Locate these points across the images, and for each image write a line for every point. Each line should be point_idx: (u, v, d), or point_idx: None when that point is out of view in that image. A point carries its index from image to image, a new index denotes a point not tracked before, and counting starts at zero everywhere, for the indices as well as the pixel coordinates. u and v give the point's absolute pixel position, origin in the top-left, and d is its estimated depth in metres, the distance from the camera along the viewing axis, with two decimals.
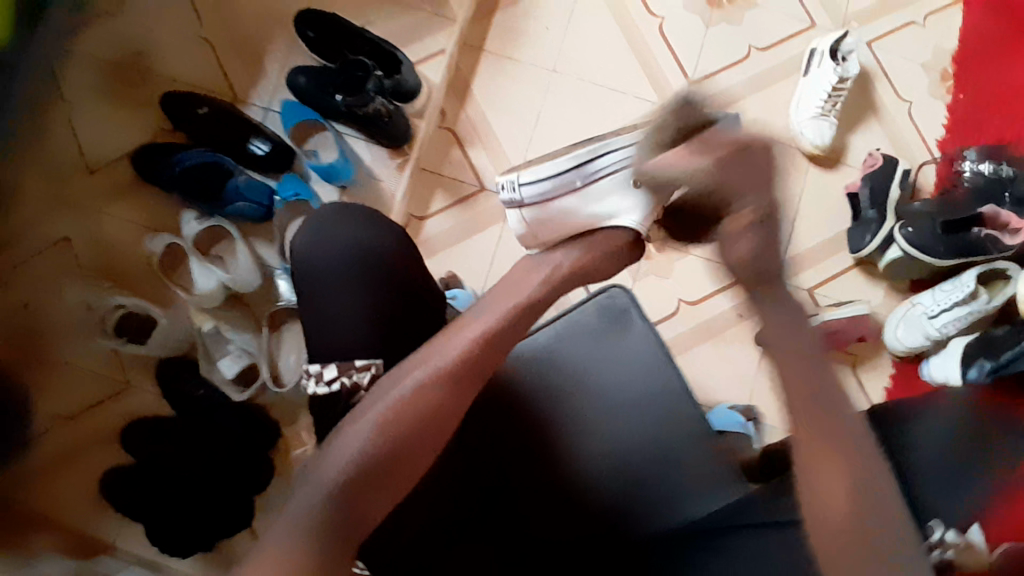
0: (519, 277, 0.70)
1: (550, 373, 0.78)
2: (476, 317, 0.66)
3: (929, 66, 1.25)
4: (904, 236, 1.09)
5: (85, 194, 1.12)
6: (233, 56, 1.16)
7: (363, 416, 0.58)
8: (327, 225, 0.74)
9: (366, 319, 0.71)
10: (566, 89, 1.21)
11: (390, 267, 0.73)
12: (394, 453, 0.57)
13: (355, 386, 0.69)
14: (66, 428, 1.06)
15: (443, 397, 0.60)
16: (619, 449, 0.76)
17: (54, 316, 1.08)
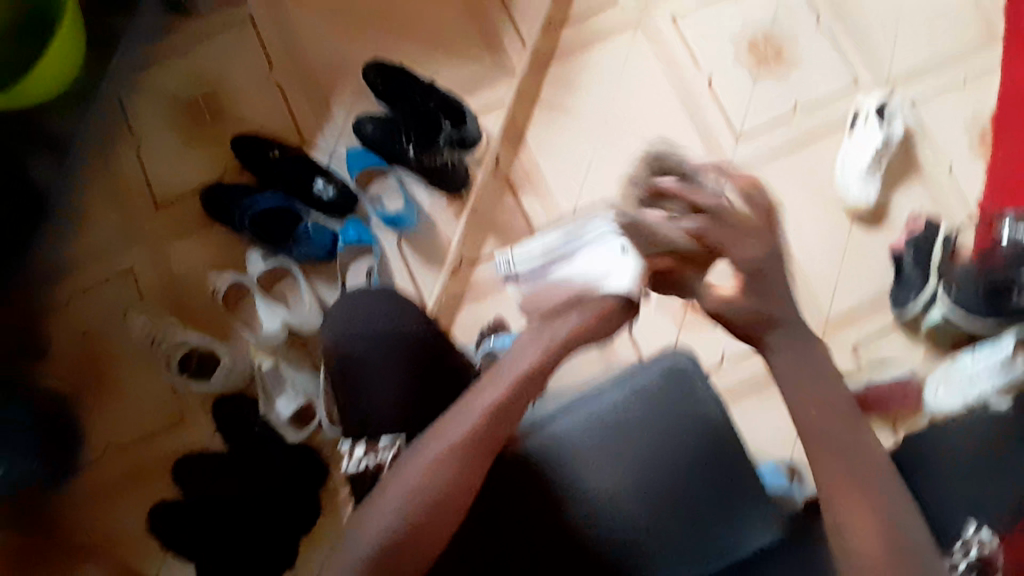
0: (523, 344, 0.69)
1: (599, 432, 0.77)
2: (485, 386, 0.67)
3: (970, 127, 1.28)
4: (949, 298, 1.12)
5: (150, 228, 1.16)
6: (301, 99, 1.21)
7: (387, 491, 0.62)
8: (352, 305, 0.83)
9: (398, 385, 0.79)
10: (616, 140, 1.25)
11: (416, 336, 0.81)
12: (416, 528, 0.61)
13: (381, 464, 0.75)
14: (122, 457, 1.09)
15: (457, 473, 0.63)
16: (646, 516, 0.75)
17: (117, 345, 1.12)
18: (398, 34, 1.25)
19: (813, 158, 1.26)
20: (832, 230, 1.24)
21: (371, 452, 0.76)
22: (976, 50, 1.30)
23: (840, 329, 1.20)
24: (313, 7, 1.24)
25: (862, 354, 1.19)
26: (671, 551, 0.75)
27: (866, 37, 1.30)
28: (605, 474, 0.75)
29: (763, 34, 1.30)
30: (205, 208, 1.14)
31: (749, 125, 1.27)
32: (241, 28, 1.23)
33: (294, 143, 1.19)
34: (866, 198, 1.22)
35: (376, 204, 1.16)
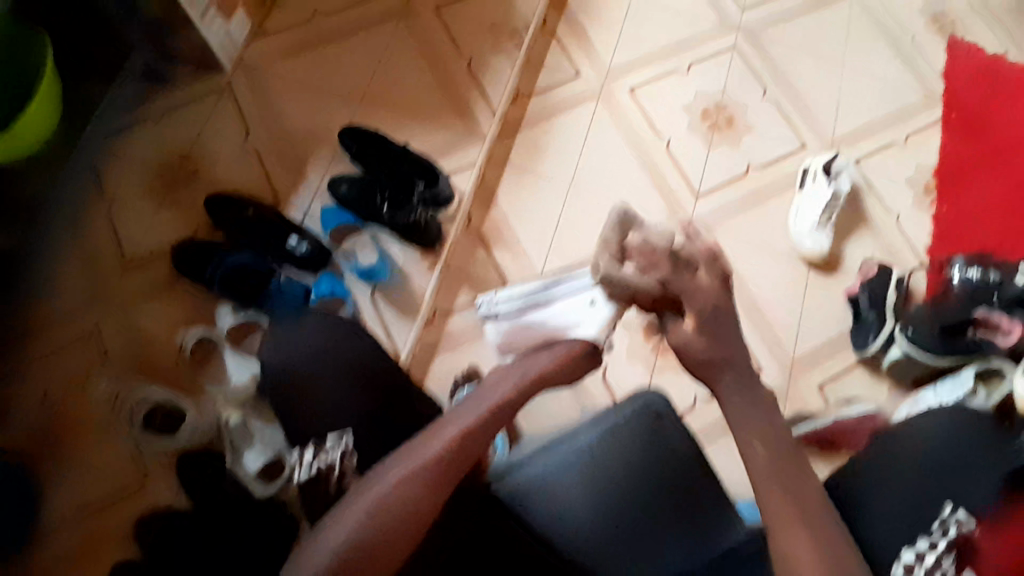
0: (496, 381, 0.70)
1: (572, 471, 0.77)
2: (460, 413, 0.66)
3: (912, 181, 1.38)
4: (905, 337, 1.16)
5: (120, 288, 1.15)
6: (278, 163, 1.25)
7: (349, 508, 0.58)
8: (281, 331, 0.83)
9: (350, 394, 0.78)
10: (584, 198, 1.32)
11: (351, 343, 0.81)
12: (375, 545, 0.56)
13: (330, 465, 0.76)
14: (75, 527, 1.02)
15: (422, 494, 0.59)
16: (615, 553, 0.74)
17: (76, 406, 1.08)
18: (375, 103, 1.32)
19: (767, 211, 1.34)
20: (790, 277, 1.30)
21: (318, 457, 0.76)
22: (907, 114, 1.43)
23: (806, 372, 1.23)
24: (293, 80, 1.32)
25: (830, 395, 1.22)
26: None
27: (806, 103, 1.43)
28: (580, 505, 0.76)
29: (714, 102, 1.42)
30: (176, 268, 1.15)
31: (706, 182, 1.35)
32: (223, 99, 1.29)
33: (270, 202, 1.22)
34: (820, 248, 1.28)
35: (349, 258, 1.18)
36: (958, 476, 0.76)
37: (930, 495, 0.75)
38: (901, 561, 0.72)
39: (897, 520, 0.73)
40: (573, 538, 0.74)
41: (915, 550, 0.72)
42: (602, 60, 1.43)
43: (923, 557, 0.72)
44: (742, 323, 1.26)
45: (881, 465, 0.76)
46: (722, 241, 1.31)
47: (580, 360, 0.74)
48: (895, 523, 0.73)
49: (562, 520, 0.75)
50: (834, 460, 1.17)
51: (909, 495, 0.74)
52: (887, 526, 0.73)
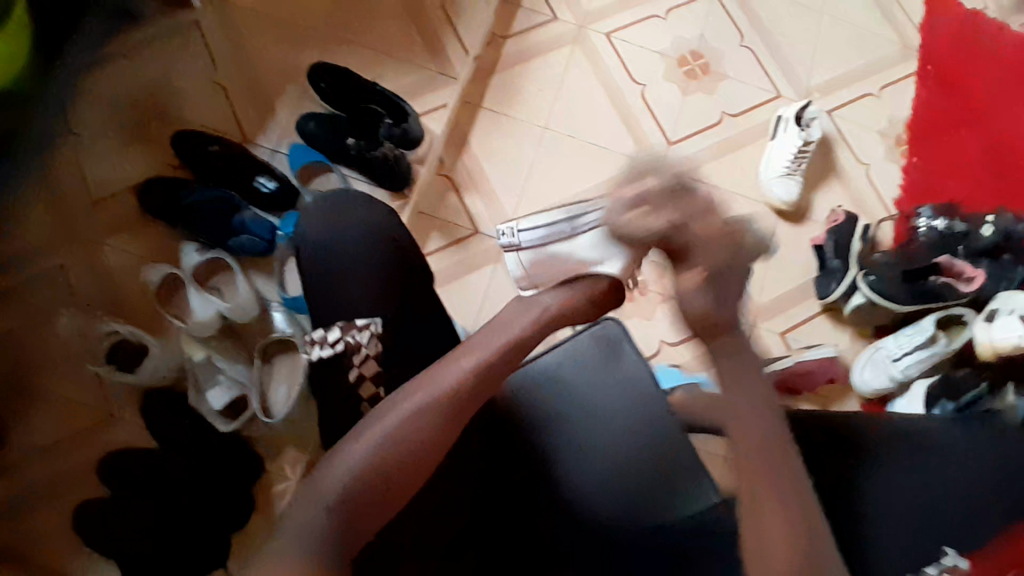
0: (514, 307, 0.63)
1: (531, 400, 0.74)
2: (475, 343, 0.60)
3: (884, 133, 1.39)
4: (868, 284, 1.17)
5: (86, 225, 1.13)
6: (245, 100, 1.22)
7: (353, 444, 0.54)
8: (338, 210, 0.77)
9: (379, 281, 0.73)
10: (558, 143, 1.31)
11: (404, 236, 0.76)
12: (386, 478, 0.53)
13: (357, 346, 0.70)
14: (47, 460, 1.02)
15: (434, 433, 0.56)
16: (581, 480, 0.72)
17: (43, 343, 1.07)
18: (344, 41, 1.29)
19: (740, 161, 1.34)
20: (760, 226, 1.31)
21: (344, 335, 0.70)
22: (886, 66, 1.43)
23: (771, 318, 1.25)
24: (259, 15, 1.28)
25: (792, 341, 1.24)
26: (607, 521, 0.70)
27: (783, 53, 1.42)
28: (559, 432, 0.73)
29: (691, 49, 1.40)
30: (141, 204, 1.13)
31: (680, 130, 1.35)
32: (187, 32, 1.25)
33: (236, 140, 1.20)
34: (789, 197, 1.29)
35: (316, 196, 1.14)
36: (978, 526, 0.70)
37: (937, 534, 0.69)
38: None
39: (895, 561, 0.68)
40: (545, 464, 0.72)
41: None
42: (578, 3, 1.40)
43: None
44: None
45: (898, 490, 0.70)
46: None
47: (598, 298, 0.66)
48: (895, 556, 0.68)
49: (538, 444, 0.72)
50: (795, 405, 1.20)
51: (919, 537, 0.69)
52: (889, 556, 0.68)
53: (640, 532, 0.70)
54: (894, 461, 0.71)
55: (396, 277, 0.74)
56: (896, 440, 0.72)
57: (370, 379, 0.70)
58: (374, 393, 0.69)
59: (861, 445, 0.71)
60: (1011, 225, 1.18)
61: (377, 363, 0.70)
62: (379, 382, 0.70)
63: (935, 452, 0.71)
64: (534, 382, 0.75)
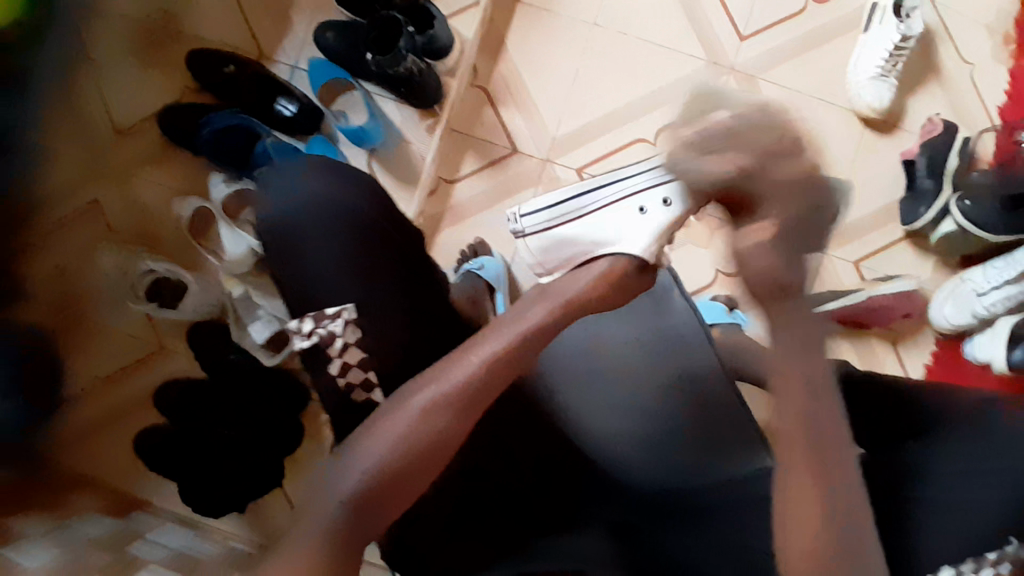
0: (531, 301, 0.60)
1: (571, 353, 0.73)
2: (491, 334, 0.57)
3: (992, 28, 1.15)
4: (960, 209, 1.03)
5: (112, 155, 1.10)
6: (261, 10, 1.11)
7: (368, 437, 0.52)
8: (298, 173, 0.70)
9: (343, 253, 0.67)
10: (606, 46, 1.14)
11: (366, 206, 0.69)
12: (398, 474, 0.51)
13: (332, 336, 0.65)
14: (108, 389, 1.07)
15: (445, 426, 0.53)
16: (616, 434, 0.70)
17: (88, 277, 1.08)
18: None
19: (821, 62, 1.14)
20: (841, 139, 1.14)
21: (318, 326, 0.65)
22: None
23: (844, 246, 1.12)
24: None
25: (866, 271, 1.12)
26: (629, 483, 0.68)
27: None
28: (594, 386, 0.72)
29: None
30: (166, 136, 1.08)
31: (752, 24, 1.15)
32: None
33: (253, 57, 1.10)
34: (880, 102, 1.11)
35: (340, 118, 1.08)
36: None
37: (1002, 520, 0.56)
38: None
39: (938, 543, 0.57)
40: (580, 417, 0.70)
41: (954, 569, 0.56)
42: None
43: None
44: None
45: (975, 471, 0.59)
46: (765, 94, 1.14)
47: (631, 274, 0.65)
48: (954, 536, 0.57)
49: (574, 397, 0.71)
50: (858, 337, 1.11)
51: (972, 518, 0.57)
52: (947, 537, 0.57)
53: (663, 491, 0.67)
54: (976, 443, 0.60)
55: (380, 242, 0.68)
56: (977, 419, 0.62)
57: (357, 367, 0.64)
58: (365, 379, 0.64)
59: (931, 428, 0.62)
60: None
61: (360, 349, 0.64)
62: (368, 367, 0.65)
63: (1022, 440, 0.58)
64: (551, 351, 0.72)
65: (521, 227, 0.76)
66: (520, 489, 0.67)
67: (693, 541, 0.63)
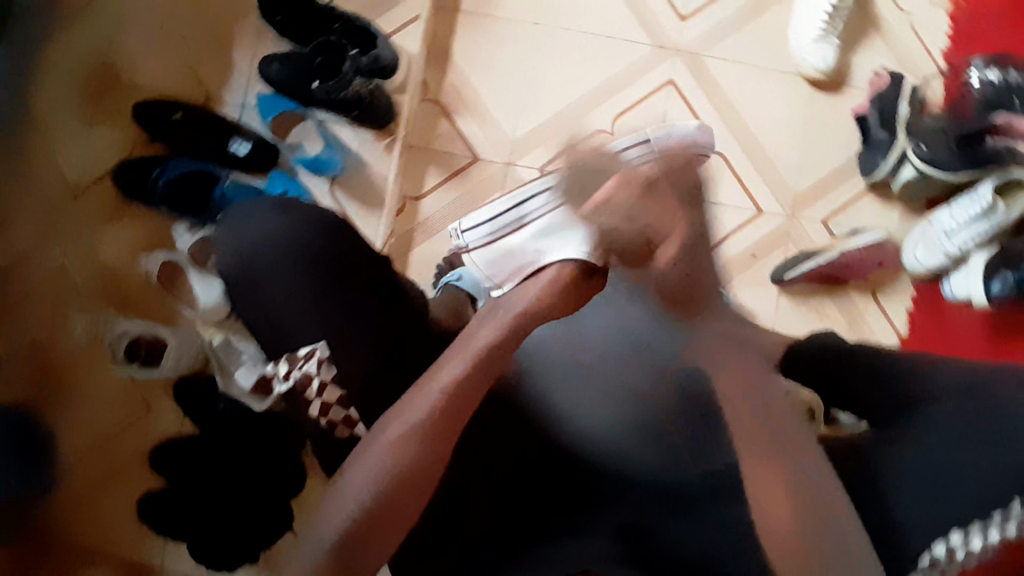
0: (477, 326, 0.63)
1: (551, 353, 0.73)
2: (450, 358, 0.60)
3: None
4: (916, 153, 1.05)
5: (71, 220, 1.08)
6: (201, 54, 1.10)
7: (352, 474, 0.55)
8: (240, 222, 0.69)
9: (299, 290, 0.66)
10: (552, 43, 1.15)
11: (320, 242, 0.68)
12: (385, 505, 0.54)
13: (307, 377, 0.65)
14: (100, 456, 1.05)
15: (420, 454, 0.56)
16: (604, 430, 0.71)
17: (62, 348, 1.05)
18: None
19: (764, 30, 1.16)
20: (793, 102, 1.16)
21: (293, 367, 0.66)
22: None
23: (811, 207, 1.14)
24: None
25: (835, 228, 1.14)
26: (626, 476, 0.70)
27: None
28: (577, 381, 0.73)
29: None
30: (122, 192, 1.07)
31: (691, 3, 1.16)
32: None
33: (200, 101, 1.09)
34: (825, 63, 1.13)
35: (295, 150, 1.08)
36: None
37: (998, 487, 0.66)
38: (945, 541, 0.67)
39: (942, 515, 0.67)
40: (565, 422, 0.71)
41: (963, 531, 0.67)
42: None
43: (969, 540, 0.67)
44: (739, 163, 1.14)
45: (944, 456, 0.68)
46: (713, 70, 1.15)
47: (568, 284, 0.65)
48: (945, 513, 0.67)
49: (557, 402, 0.72)
50: (837, 293, 1.13)
51: (976, 494, 0.67)
52: (940, 507, 0.67)
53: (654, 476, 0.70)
54: (957, 417, 0.69)
55: (338, 266, 0.67)
56: (946, 390, 0.70)
57: (336, 405, 0.65)
58: (345, 416, 0.65)
59: (892, 401, 0.71)
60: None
61: (336, 386, 0.65)
62: (347, 404, 0.65)
63: (1016, 432, 0.67)
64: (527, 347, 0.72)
65: (465, 241, 0.96)
66: (515, 492, 0.70)
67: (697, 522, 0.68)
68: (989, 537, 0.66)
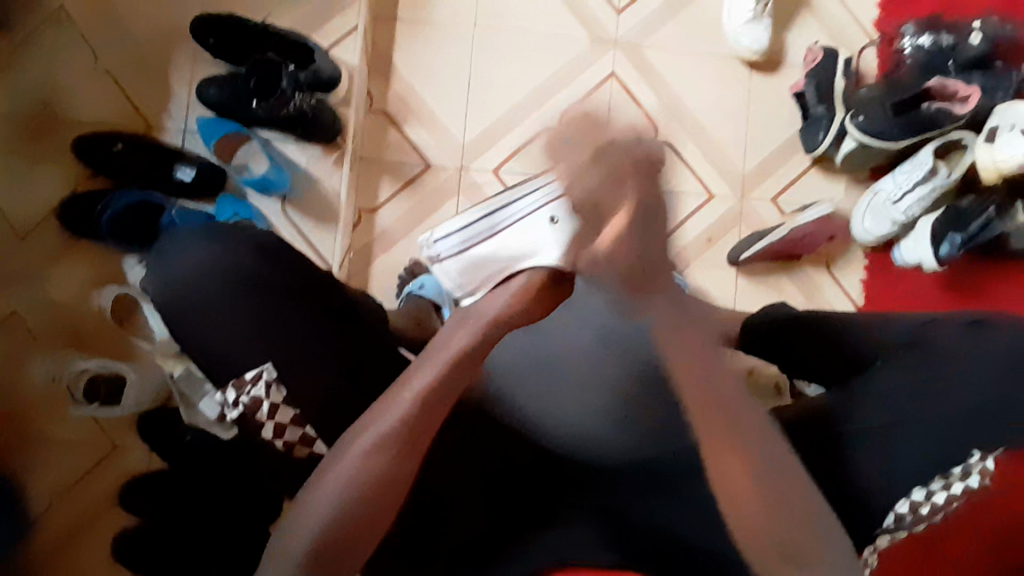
0: (450, 331, 0.63)
1: (524, 366, 0.74)
2: (420, 366, 0.59)
3: None
4: (856, 125, 1.07)
5: (20, 264, 1.06)
6: (139, 84, 1.09)
7: (320, 491, 0.54)
8: (172, 255, 0.66)
9: (245, 316, 0.64)
10: (493, 45, 1.16)
11: (261, 267, 0.66)
12: (358, 519, 0.54)
13: (257, 401, 0.64)
14: (72, 499, 1.03)
15: (391, 466, 0.55)
16: (585, 431, 0.73)
17: (21, 394, 1.03)
18: None
19: (699, 16, 1.18)
20: (733, 86, 1.18)
21: (240, 394, 0.64)
22: None
23: (760, 186, 1.17)
24: None
25: (785, 205, 1.16)
26: (602, 464, 0.72)
27: None
28: (553, 388, 0.74)
29: None
30: (69, 230, 1.05)
31: None
32: (54, 22, 1.09)
33: (142, 131, 1.08)
34: (759, 46, 1.15)
35: (242, 170, 1.07)
36: (991, 429, 0.68)
37: (954, 442, 0.68)
38: (908, 498, 0.68)
39: (907, 468, 0.68)
40: (546, 431, 0.73)
41: (926, 488, 0.68)
42: None
43: (933, 495, 0.68)
44: (687, 149, 1.16)
45: (901, 417, 0.69)
46: (654, 60, 1.17)
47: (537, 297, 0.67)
48: (910, 471, 0.68)
49: (536, 413, 0.74)
50: (793, 268, 1.15)
51: (932, 450, 0.68)
52: (902, 468, 0.68)
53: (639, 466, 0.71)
54: (897, 372, 0.71)
55: (283, 288, 0.66)
56: (891, 351, 0.73)
57: (291, 424, 0.65)
58: (303, 434, 0.66)
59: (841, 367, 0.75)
60: (997, 30, 1.06)
61: (289, 406, 0.65)
62: (303, 422, 0.66)
63: (959, 383, 0.69)
64: (499, 359, 0.72)
65: (438, 253, 0.86)
66: (486, 493, 0.70)
67: (668, 503, 0.69)
68: (953, 491, 0.68)
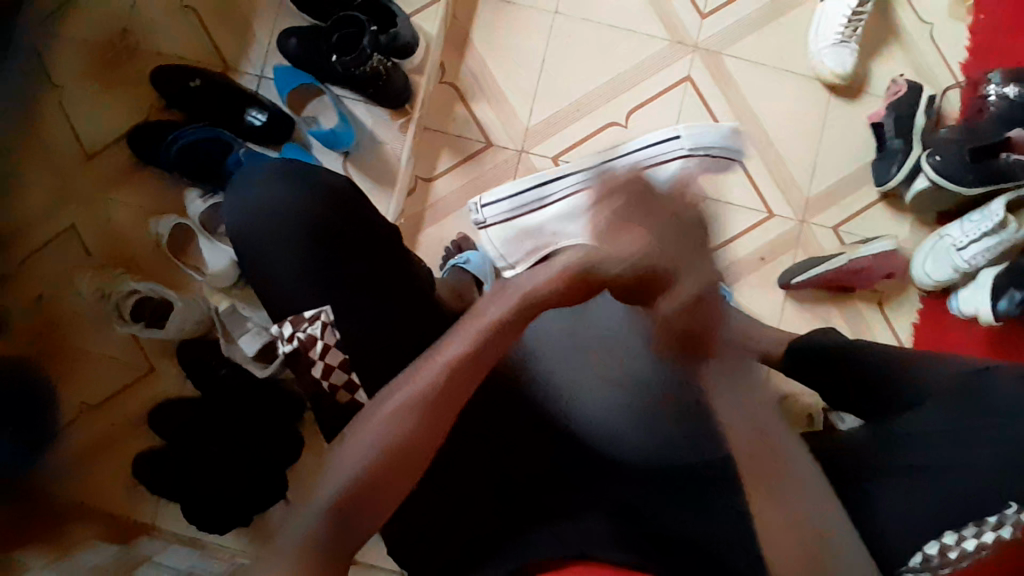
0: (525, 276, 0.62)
1: (553, 349, 0.79)
2: (453, 335, 0.59)
3: None
4: (930, 165, 1.05)
5: (85, 182, 1.09)
6: (222, 25, 1.11)
7: (349, 441, 0.55)
8: (247, 186, 0.68)
9: (302, 258, 0.66)
10: (570, 32, 1.15)
11: (325, 212, 0.66)
12: (382, 473, 0.54)
13: (311, 339, 0.66)
14: (100, 415, 1.06)
15: (418, 425, 0.55)
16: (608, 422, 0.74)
17: (69, 306, 1.06)
18: None
19: (784, 32, 1.16)
20: (808, 107, 1.15)
21: (297, 330, 0.66)
22: None
23: (820, 213, 1.14)
24: None
25: (845, 236, 1.14)
26: (623, 463, 0.71)
27: None
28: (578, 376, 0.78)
29: None
30: (136, 155, 1.07)
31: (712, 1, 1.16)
32: None
33: (218, 71, 1.10)
34: (842, 68, 1.12)
35: (311, 124, 1.08)
36: None
37: (990, 492, 0.66)
38: (938, 542, 0.67)
39: (939, 501, 0.67)
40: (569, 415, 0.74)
41: (957, 533, 0.66)
42: None
43: (963, 541, 0.66)
44: (751, 163, 1.14)
45: (931, 461, 0.69)
46: (732, 69, 1.15)
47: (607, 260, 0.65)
48: (938, 515, 0.67)
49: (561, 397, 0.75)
50: (843, 301, 1.13)
51: (971, 487, 0.67)
52: (928, 511, 0.67)
53: (664, 469, 0.71)
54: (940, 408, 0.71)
55: (343, 237, 0.67)
56: (943, 390, 0.71)
57: (339, 368, 0.67)
58: (347, 380, 0.67)
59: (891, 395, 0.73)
60: None
61: (340, 350, 0.66)
62: (350, 368, 0.67)
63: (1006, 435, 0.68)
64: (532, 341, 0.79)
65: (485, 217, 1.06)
66: (512, 468, 0.70)
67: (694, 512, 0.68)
68: (984, 540, 0.66)
